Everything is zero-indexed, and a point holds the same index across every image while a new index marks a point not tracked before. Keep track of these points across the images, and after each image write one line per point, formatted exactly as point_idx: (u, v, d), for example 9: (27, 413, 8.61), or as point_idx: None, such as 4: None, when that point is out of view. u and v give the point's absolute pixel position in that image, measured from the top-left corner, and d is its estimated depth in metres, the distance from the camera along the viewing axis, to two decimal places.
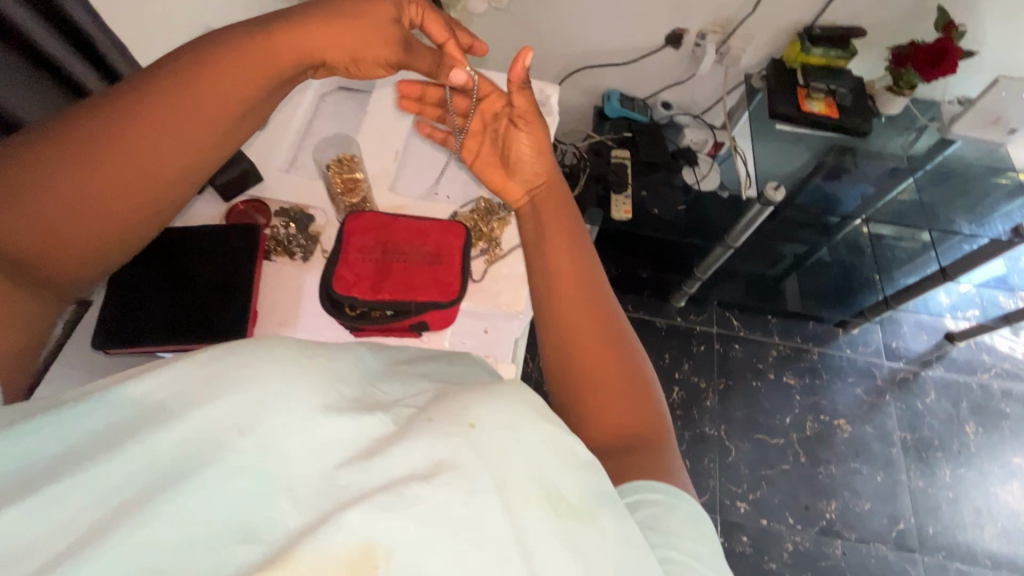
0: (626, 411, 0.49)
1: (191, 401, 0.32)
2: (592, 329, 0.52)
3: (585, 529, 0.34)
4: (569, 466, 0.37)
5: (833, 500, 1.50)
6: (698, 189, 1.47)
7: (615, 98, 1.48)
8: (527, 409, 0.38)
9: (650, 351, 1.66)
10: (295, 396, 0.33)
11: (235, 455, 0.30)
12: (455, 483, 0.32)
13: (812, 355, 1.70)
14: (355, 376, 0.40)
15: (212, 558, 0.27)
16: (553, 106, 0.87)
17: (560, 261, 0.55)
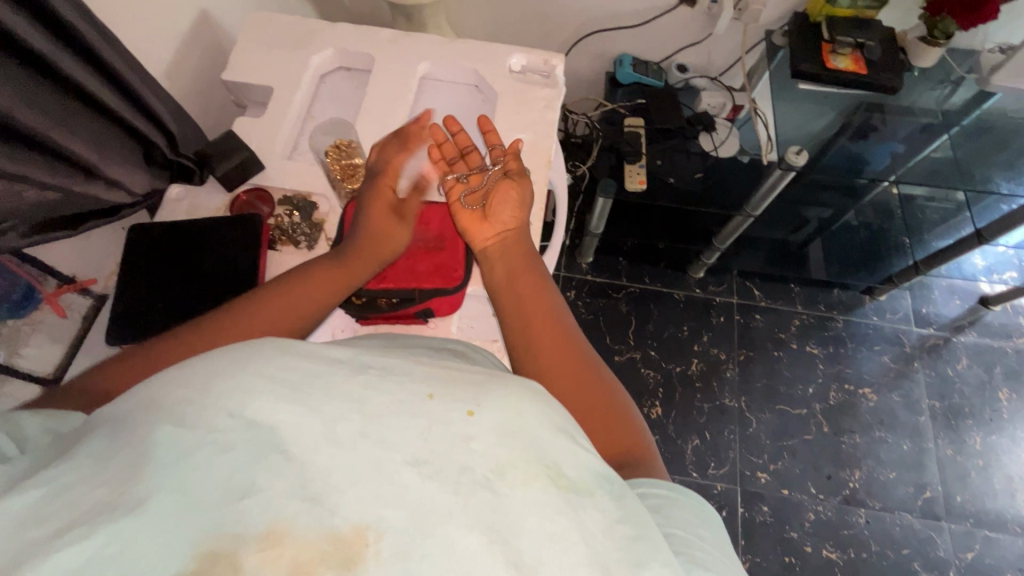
0: (609, 432, 0.51)
1: (183, 395, 0.34)
2: (567, 365, 0.55)
3: (585, 503, 0.36)
4: (563, 450, 0.38)
5: (857, 469, 1.48)
6: (715, 156, 1.41)
7: (627, 63, 1.41)
8: (530, 396, 0.40)
9: (668, 323, 1.64)
10: (291, 377, 0.35)
11: (222, 433, 0.32)
12: (443, 476, 0.33)
13: (836, 324, 1.65)
14: (350, 360, 0.38)
15: (211, 520, 0.30)
16: (558, 76, 0.83)
17: (531, 304, 0.60)
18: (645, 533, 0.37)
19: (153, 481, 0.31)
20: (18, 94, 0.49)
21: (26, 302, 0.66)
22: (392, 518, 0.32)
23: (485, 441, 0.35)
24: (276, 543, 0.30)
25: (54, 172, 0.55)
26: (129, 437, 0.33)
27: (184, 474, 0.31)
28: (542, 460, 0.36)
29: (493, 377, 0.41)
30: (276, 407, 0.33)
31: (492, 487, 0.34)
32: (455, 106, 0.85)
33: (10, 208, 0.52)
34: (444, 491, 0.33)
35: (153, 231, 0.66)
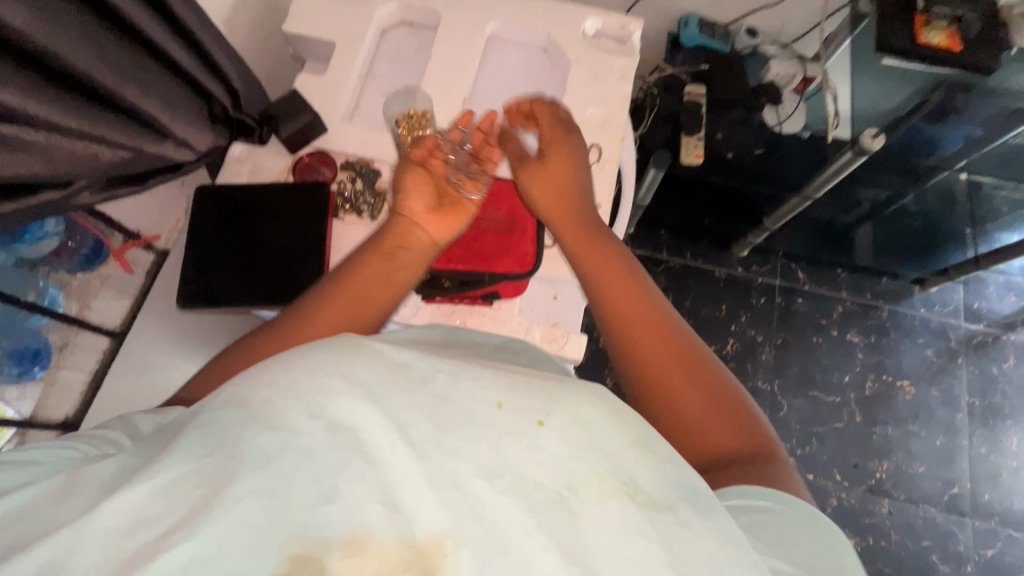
0: (721, 425, 0.51)
1: (267, 396, 0.35)
2: (678, 366, 0.55)
3: (665, 519, 0.36)
4: (639, 463, 0.37)
5: (886, 461, 1.47)
6: (778, 131, 1.33)
7: (693, 24, 1.32)
8: (602, 404, 0.39)
9: (706, 301, 1.61)
10: (370, 382, 0.35)
11: (305, 436, 0.33)
12: (514, 491, 0.34)
13: (880, 313, 1.61)
14: (420, 364, 0.38)
15: (299, 519, 0.32)
16: (635, 43, 0.78)
17: (624, 300, 0.59)
18: (736, 553, 0.36)
19: (241, 484, 0.32)
20: (98, 52, 0.47)
21: (95, 256, 0.67)
22: (473, 534, 0.33)
23: (556, 453, 0.36)
24: (360, 549, 0.32)
25: (128, 132, 0.53)
26: (218, 437, 0.34)
27: (266, 478, 0.32)
28: (614, 474, 0.36)
29: (564, 382, 0.41)
30: (353, 411, 0.34)
31: (566, 508, 0.34)
32: (522, 70, 0.80)
33: (87, 169, 0.52)
34: (518, 508, 0.34)
35: (221, 194, 0.66)
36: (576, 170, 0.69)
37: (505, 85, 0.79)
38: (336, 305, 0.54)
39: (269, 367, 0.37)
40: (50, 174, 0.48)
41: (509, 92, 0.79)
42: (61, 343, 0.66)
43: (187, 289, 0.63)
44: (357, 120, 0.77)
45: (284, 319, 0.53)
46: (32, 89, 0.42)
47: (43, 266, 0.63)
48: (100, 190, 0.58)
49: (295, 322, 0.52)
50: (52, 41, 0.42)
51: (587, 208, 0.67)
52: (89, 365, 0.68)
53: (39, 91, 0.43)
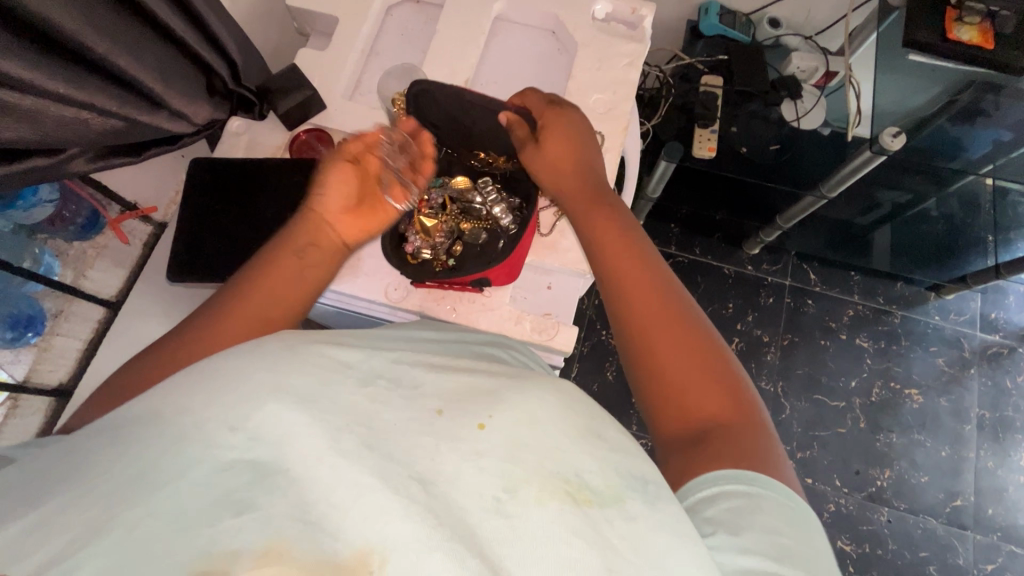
0: (705, 396, 0.48)
1: (190, 405, 0.35)
2: (663, 324, 0.52)
3: (608, 514, 0.36)
4: (586, 460, 0.37)
5: (888, 469, 1.44)
6: (795, 126, 1.29)
7: (714, 12, 1.26)
8: (549, 405, 0.39)
9: (713, 298, 1.59)
10: (305, 386, 0.36)
11: (225, 448, 0.34)
12: (445, 492, 0.34)
13: (892, 319, 1.57)
14: (364, 365, 0.39)
15: (209, 532, 0.32)
16: (647, 29, 0.76)
17: (614, 253, 0.57)
18: (684, 548, 0.36)
19: (153, 500, 0.32)
20: (87, 18, 0.46)
21: (90, 225, 0.67)
22: (396, 539, 0.32)
23: (489, 459, 0.36)
24: (271, 560, 0.32)
25: (119, 101, 0.53)
26: (135, 449, 0.34)
27: (178, 493, 0.33)
28: (554, 472, 0.36)
29: (511, 385, 0.41)
30: (279, 420, 0.35)
31: (503, 515, 0.34)
32: (528, 54, 0.78)
33: (77, 136, 0.51)
34: (450, 509, 0.34)
35: (215, 168, 0.65)
36: None
37: (510, 67, 0.77)
38: (265, 301, 0.49)
39: (200, 371, 0.37)
40: (38, 140, 0.48)
41: (513, 74, 0.77)
42: (56, 311, 0.66)
43: (178, 262, 0.63)
44: (358, 99, 0.76)
45: (205, 316, 0.49)
46: (17, 51, 0.41)
47: (39, 233, 0.63)
48: (95, 159, 0.58)
49: (233, 313, 0.48)
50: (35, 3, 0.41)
51: (582, 160, 0.64)
52: (84, 333, 0.69)
53: (25, 54, 0.42)
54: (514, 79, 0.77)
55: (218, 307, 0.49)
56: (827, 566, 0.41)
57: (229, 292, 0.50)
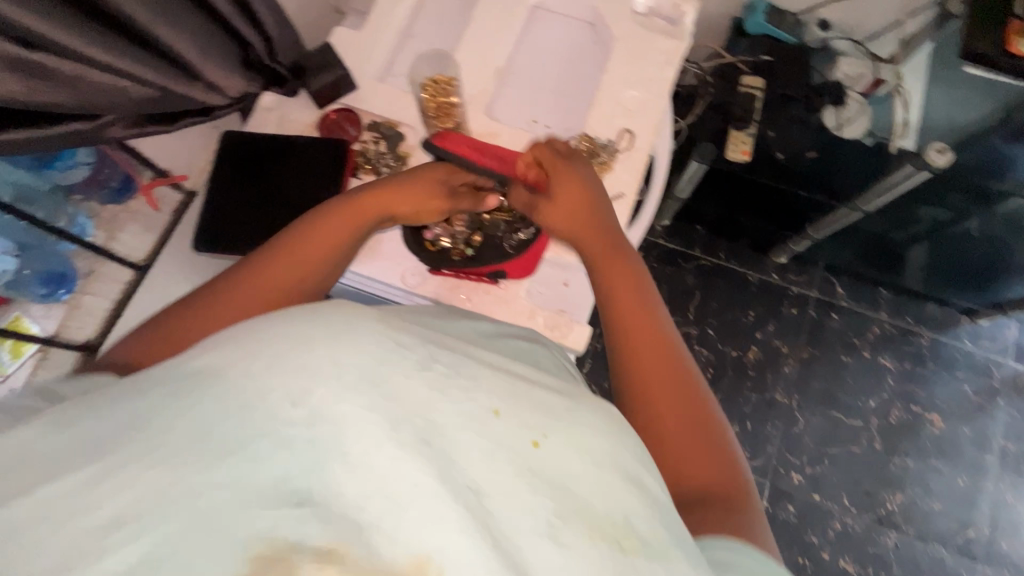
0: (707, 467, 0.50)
1: (252, 369, 0.35)
2: (671, 398, 0.53)
3: (649, 564, 0.37)
4: (633, 503, 0.39)
5: (900, 493, 1.41)
6: (835, 134, 1.23)
7: (760, 10, 1.23)
8: (604, 426, 0.42)
9: (734, 304, 1.56)
10: (363, 374, 0.35)
11: (287, 423, 0.34)
12: (512, 502, 0.36)
13: (920, 340, 1.52)
14: (420, 349, 0.39)
15: (268, 514, 0.32)
16: (687, 26, 0.74)
17: (626, 318, 0.56)
18: None
19: (215, 473, 0.32)
20: None
21: (123, 190, 0.69)
22: (454, 553, 0.33)
23: (549, 479, 0.37)
24: (335, 560, 0.32)
25: (156, 70, 0.53)
26: (192, 413, 0.34)
27: (239, 467, 0.33)
28: (604, 515, 0.37)
29: (569, 403, 0.42)
30: (342, 403, 0.35)
31: (553, 541, 0.35)
32: (564, 45, 0.77)
33: (114, 102, 0.52)
34: (512, 526, 0.35)
35: (243, 141, 0.66)
36: (601, 157, 0.66)
37: (545, 58, 0.76)
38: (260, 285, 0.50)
39: (249, 331, 0.37)
40: (76, 105, 0.49)
41: (546, 65, 0.76)
42: (86, 271, 0.69)
43: (204, 233, 0.64)
44: (390, 81, 0.76)
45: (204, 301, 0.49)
46: (60, 17, 0.42)
47: (72, 194, 0.65)
48: (131, 125, 0.59)
49: (227, 299, 0.49)
50: None
51: (596, 192, 0.61)
52: (112, 294, 0.71)
53: (68, 20, 0.43)
54: (548, 70, 0.76)
55: (213, 295, 0.50)
56: None
57: (223, 287, 0.50)
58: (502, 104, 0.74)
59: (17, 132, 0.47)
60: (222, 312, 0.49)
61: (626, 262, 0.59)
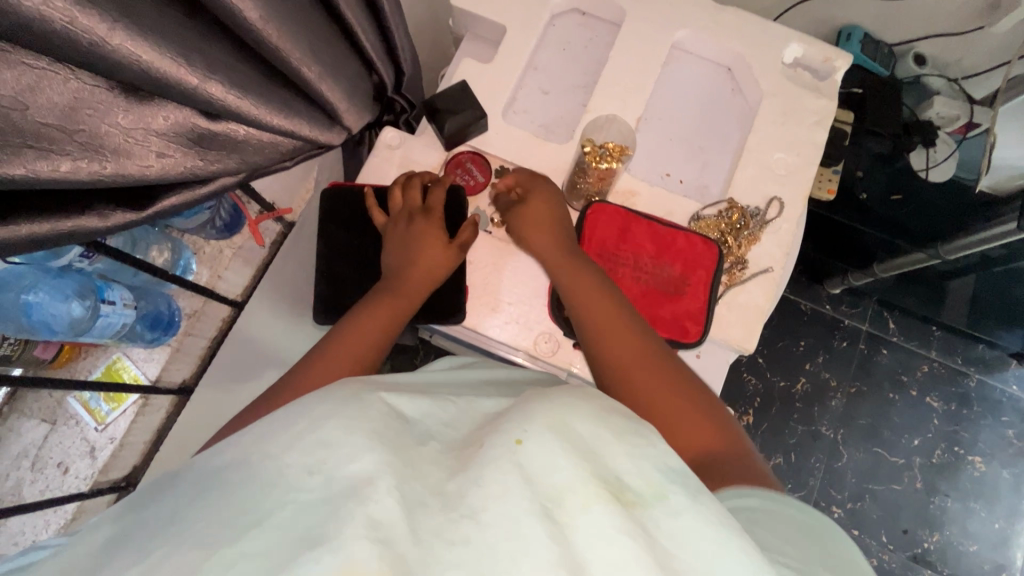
0: (727, 457, 0.47)
1: (266, 448, 0.39)
2: (658, 378, 0.52)
3: (654, 512, 0.37)
4: (625, 461, 0.40)
5: (937, 532, 1.43)
6: (923, 177, 1.20)
7: (857, 39, 1.15)
8: (588, 413, 0.43)
9: (785, 334, 1.54)
10: (362, 419, 0.41)
11: (305, 492, 0.37)
12: (492, 490, 0.37)
13: (968, 382, 1.52)
14: (422, 425, 0.45)
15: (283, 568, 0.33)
16: (837, 82, 0.69)
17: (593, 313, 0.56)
18: (731, 538, 0.36)
19: (244, 542, 0.34)
20: (308, 40, 0.41)
21: (229, 227, 0.64)
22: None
23: (538, 469, 0.38)
24: None
25: (310, 123, 0.48)
26: (225, 499, 0.37)
27: (261, 535, 0.34)
28: (595, 476, 0.38)
29: (538, 400, 0.44)
30: (353, 464, 0.38)
31: (552, 520, 0.36)
32: (699, 91, 0.71)
33: (266, 159, 0.47)
34: (499, 513, 0.36)
35: (348, 195, 0.65)
36: (752, 229, 0.62)
37: (679, 105, 0.71)
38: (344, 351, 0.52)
39: (279, 417, 0.42)
40: (237, 168, 0.43)
41: (681, 112, 0.71)
42: (189, 310, 0.65)
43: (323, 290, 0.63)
44: (511, 118, 0.71)
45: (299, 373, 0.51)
46: (248, 85, 0.37)
47: (175, 228, 0.61)
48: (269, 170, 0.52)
49: (325, 362, 0.51)
50: (278, 42, 0.37)
51: (557, 211, 0.63)
52: (209, 332, 0.67)
53: (255, 94, 0.38)
54: (682, 117, 0.71)
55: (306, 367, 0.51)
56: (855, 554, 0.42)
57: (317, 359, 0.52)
58: (640, 157, 0.70)
59: (173, 198, 0.41)
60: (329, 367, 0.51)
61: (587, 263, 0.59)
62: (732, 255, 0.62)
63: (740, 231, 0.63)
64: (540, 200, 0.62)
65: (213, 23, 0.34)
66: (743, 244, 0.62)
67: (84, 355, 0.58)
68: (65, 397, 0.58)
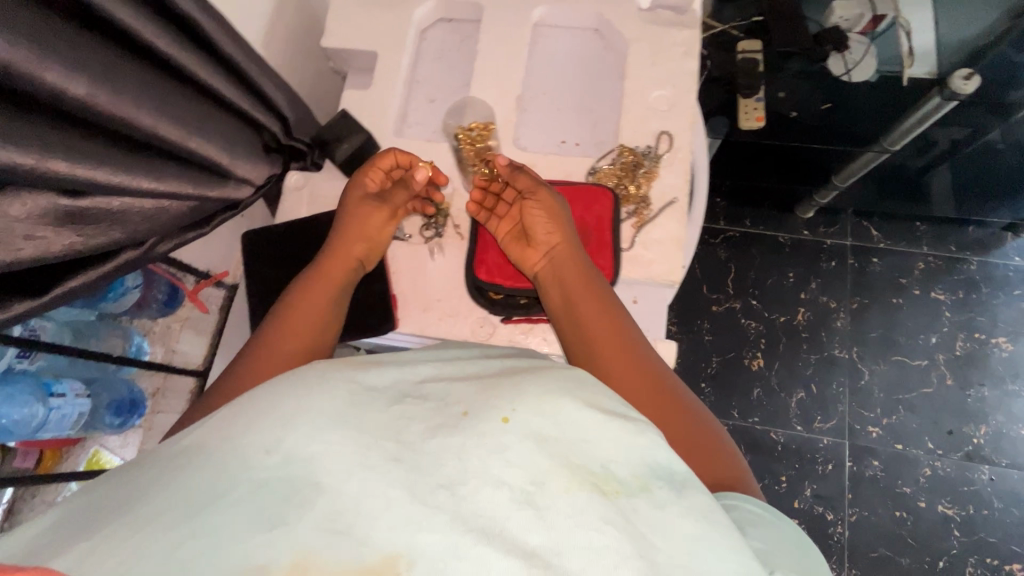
0: (709, 457, 0.54)
1: (226, 434, 0.44)
2: (651, 384, 0.56)
3: (634, 500, 0.44)
4: (614, 452, 0.46)
5: (983, 424, 1.37)
6: (845, 82, 1.21)
7: None
8: (571, 398, 0.47)
9: (773, 269, 1.51)
10: (334, 409, 0.45)
11: (261, 470, 0.42)
12: (475, 467, 0.43)
13: (969, 266, 1.48)
14: (391, 390, 0.48)
15: (241, 549, 0.38)
16: (697, 11, 0.70)
17: (590, 318, 0.58)
18: (704, 528, 0.44)
19: (196, 522, 0.39)
20: (161, 109, 0.45)
21: (171, 300, 0.68)
22: (421, 550, 0.39)
23: (514, 447, 0.44)
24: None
25: (191, 180, 0.52)
26: (184, 486, 0.41)
27: (222, 510, 0.40)
28: (580, 466, 0.44)
29: (530, 378, 0.49)
30: (312, 443, 0.42)
31: (531, 505, 0.42)
32: (571, 58, 0.74)
33: (164, 223, 0.51)
34: (487, 503, 0.42)
35: (267, 235, 0.67)
36: (647, 165, 0.64)
37: (555, 75, 0.73)
38: (293, 331, 0.57)
39: (239, 404, 0.46)
40: (126, 238, 0.47)
41: (559, 80, 0.73)
42: (152, 389, 0.69)
43: None
44: (407, 132, 0.75)
45: (261, 345, 0.56)
46: (99, 155, 0.41)
47: (122, 316, 0.65)
48: (174, 236, 0.57)
49: (275, 340, 0.56)
50: (117, 110, 0.41)
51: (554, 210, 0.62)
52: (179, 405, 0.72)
53: (113, 165, 0.42)
54: (561, 85, 0.73)
55: (263, 342, 0.56)
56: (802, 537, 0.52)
57: (270, 344, 0.56)
58: (526, 131, 0.72)
59: (76, 279, 0.46)
60: (281, 347, 0.56)
61: (585, 270, 0.60)
62: (633, 196, 0.65)
63: (636, 170, 0.65)
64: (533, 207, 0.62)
65: (50, 111, 0.38)
66: (642, 183, 0.65)
67: (67, 455, 0.63)
68: None
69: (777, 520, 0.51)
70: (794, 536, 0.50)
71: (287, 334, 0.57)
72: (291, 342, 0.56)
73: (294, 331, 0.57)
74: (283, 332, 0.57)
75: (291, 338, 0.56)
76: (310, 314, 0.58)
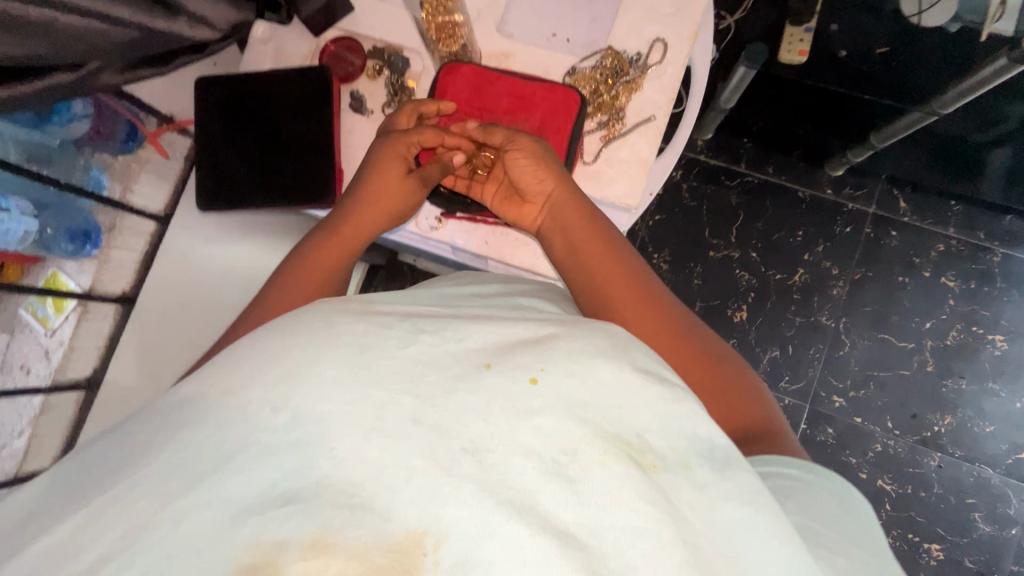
0: (752, 417, 0.60)
1: (229, 390, 0.44)
2: (677, 346, 0.61)
3: (673, 474, 0.43)
4: (648, 421, 0.45)
5: (949, 415, 1.37)
6: (914, 24, 1.04)
7: None
8: (603, 361, 0.46)
9: (783, 224, 1.44)
10: (343, 356, 0.44)
11: (273, 429, 0.42)
12: (504, 432, 0.42)
13: (992, 257, 1.39)
14: (403, 328, 0.47)
15: (259, 521, 0.39)
16: None
17: (603, 275, 0.64)
18: (757, 510, 0.42)
19: (204, 490, 0.40)
20: None
21: (132, 138, 0.75)
22: (451, 530, 0.39)
23: (545, 410, 0.43)
24: (320, 553, 0.38)
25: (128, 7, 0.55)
26: (195, 449, 0.41)
27: (230, 473, 0.40)
28: (613, 435, 0.43)
29: (556, 338, 0.48)
30: (322, 402, 0.42)
31: (564, 477, 0.41)
32: None
33: (103, 46, 0.56)
34: (518, 467, 0.41)
35: (222, 87, 0.76)
36: (627, 76, 0.75)
37: None
38: (308, 279, 0.63)
39: (249, 347, 0.46)
40: (54, 53, 0.52)
41: None
42: (110, 225, 0.74)
43: (205, 192, 0.76)
44: None
45: (271, 297, 0.61)
46: None
47: (87, 147, 0.70)
48: (128, 74, 0.62)
49: (289, 289, 0.61)
50: None
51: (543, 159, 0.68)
52: (137, 247, 0.77)
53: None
54: None
55: (275, 290, 0.62)
56: (859, 503, 0.52)
57: (284, 287, 0.62)
58: (513, 21, 0.79)
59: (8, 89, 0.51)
60: (295, 298, 0.61)
61: (583, 223, 0.67)
62: (613, 104, 0.75)
63: (617, 80, 0.75)
64: (519, 158, 0.68)
65: None
66: (621, 93, 0.75)
67: (28, 271, 0.66)
68: (15, 309, 0.66)
69: (821, 481, 0.52)
70: (837, 499, 0.51)
71: (298, 282, 0.63)
72: (299, 294, 0.61)
73: (305, 279, 0.63)
74: (299, 281, 0.62)
75: (300, 291, 0.61)
76: (323, 267, 0.65)
